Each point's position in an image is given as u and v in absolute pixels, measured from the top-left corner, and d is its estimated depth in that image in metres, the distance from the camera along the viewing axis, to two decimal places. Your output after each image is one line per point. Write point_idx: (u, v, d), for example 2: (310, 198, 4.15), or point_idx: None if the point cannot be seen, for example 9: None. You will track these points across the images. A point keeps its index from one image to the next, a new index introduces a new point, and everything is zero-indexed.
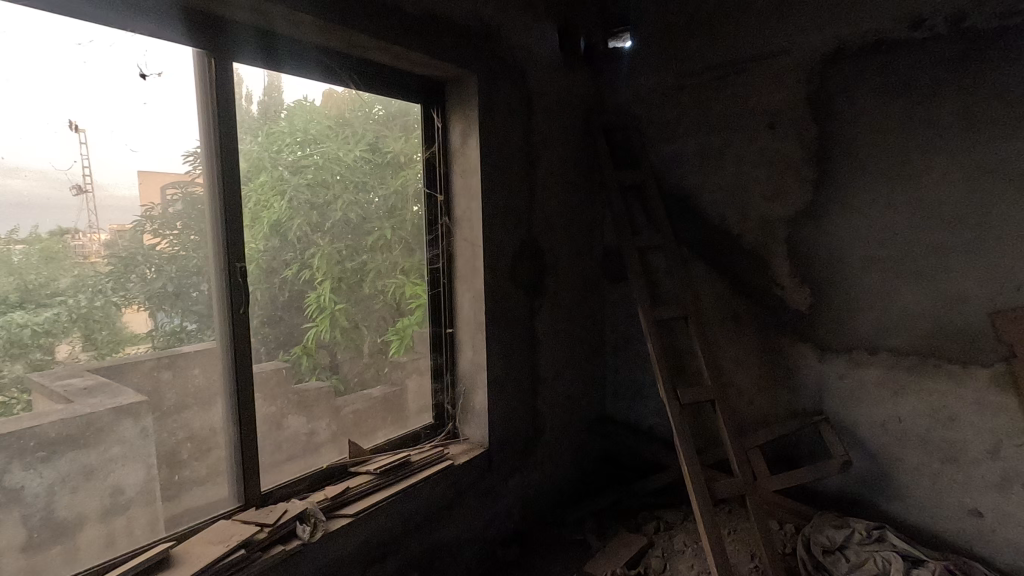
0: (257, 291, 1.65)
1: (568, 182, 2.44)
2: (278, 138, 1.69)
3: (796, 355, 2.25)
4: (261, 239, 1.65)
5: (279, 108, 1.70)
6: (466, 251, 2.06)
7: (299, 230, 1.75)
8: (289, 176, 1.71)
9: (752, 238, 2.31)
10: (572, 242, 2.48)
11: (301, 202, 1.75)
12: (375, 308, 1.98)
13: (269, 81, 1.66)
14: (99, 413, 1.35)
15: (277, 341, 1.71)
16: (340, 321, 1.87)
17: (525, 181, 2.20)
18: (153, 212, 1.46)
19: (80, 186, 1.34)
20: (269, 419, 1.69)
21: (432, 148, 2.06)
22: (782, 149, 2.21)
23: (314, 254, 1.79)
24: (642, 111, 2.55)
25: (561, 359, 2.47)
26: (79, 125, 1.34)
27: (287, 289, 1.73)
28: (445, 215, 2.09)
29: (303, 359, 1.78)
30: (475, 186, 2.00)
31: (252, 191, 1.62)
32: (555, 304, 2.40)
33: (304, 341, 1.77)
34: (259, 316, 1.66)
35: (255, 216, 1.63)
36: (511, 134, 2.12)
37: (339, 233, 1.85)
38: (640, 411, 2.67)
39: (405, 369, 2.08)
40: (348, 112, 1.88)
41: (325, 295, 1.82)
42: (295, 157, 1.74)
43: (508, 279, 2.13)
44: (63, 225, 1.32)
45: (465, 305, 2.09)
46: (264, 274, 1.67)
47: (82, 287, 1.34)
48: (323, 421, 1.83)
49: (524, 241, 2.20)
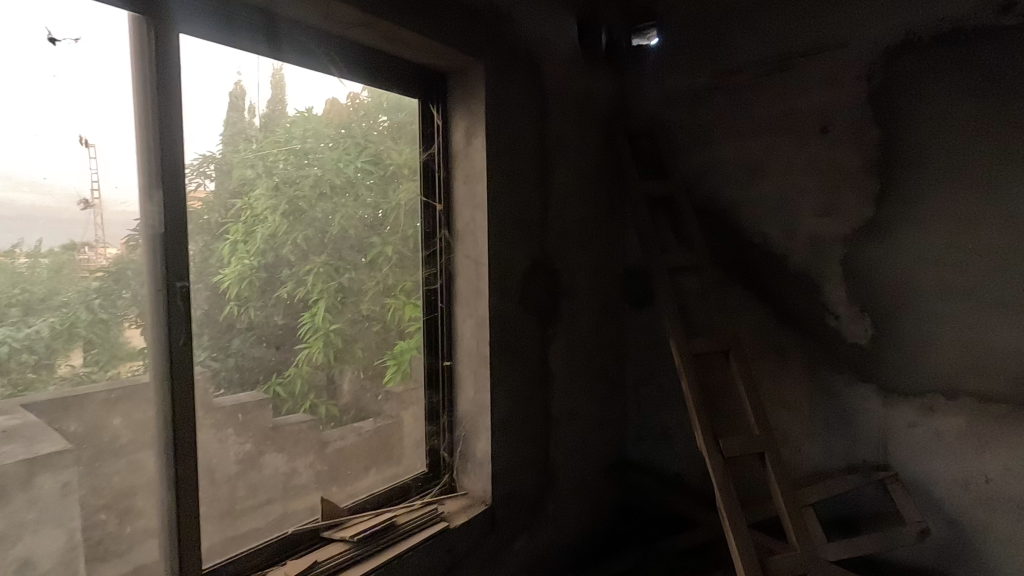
0: (201, 315, 1.29)
1: (588, 193, 2.15)
2: (275, 147, 1.42)
3: (854, 396, 1.92)
4: (203, 246, 1.28)
5: (282, 121, 1.44)
6: (468, 270, 1.75)
7: (296, 245, 1.47)
8: (285, 189, 1.44)
9: (801, 259, 2.00)
10: (591, 261, 2.17)
11: (304, 213, 1.48)
12: (372, 331, 1.67)
13: (274, 79, 1.43)
14: (7, 467, 1.03)
15: (233, 376, 1.36)
16: (335, 342, 1.57)
17: (538, 189, 1.90)
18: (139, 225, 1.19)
19: (87, 201, 1.14)
20: (245, 460, 1.38)
21: (430, 149, 1.77)
22: (839, 155, 1.91)
23: (309, 270, 1.50)
24: (670, 114, 2.26)
25: (577, 396, 2.14)
26: (91, 141, 1.14)
27: (263, 315, 1.41)
28: (445, 228, 1.79)
29: (276, 389, 1.44)
30: (481, 194, 1.70)
31: (244, 208, 1.36)
32: (572, 332, 2.09)
33: (286, 371, 1.46)
34: (204, 346, 1.29)
35: (245, 229, 1.36)
36: (523, 134, 1.83)
37: (323, 245, 1.53)
38: (665, 454, 2.34)
39: (400, 400, 1.76)
40: (351, 126, 1.60)
41: (319, 316, 1.53)
42: (292, 169, 1.46)
43: (518, 303, 1.82)
44: (73, 239, 1.12)
45: (465, 333, 1.77)
46: (197, 290, 1.28)
47: (79, 305, 1.12)
48: (306, 460, 1.51)
49: (536, 259, 1.90)
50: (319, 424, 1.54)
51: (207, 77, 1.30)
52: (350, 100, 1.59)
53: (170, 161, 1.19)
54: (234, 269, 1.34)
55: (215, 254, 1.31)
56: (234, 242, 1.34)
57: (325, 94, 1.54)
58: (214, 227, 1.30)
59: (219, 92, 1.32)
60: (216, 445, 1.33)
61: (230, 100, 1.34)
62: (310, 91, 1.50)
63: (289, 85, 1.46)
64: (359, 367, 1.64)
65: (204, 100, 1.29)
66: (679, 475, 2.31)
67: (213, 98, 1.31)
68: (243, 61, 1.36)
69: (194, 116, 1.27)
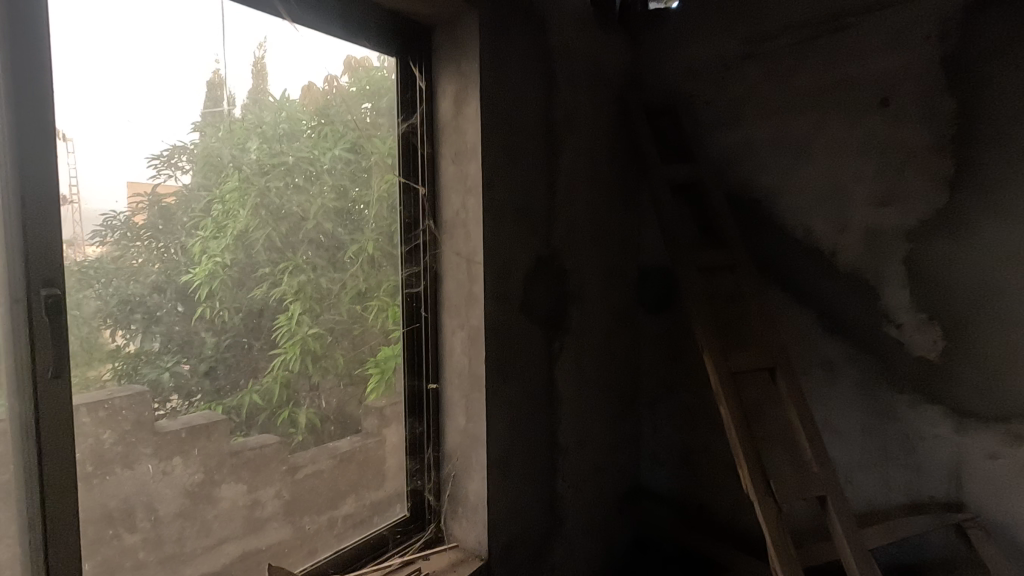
0: (138, 328, 0.99)
1: (600, 180, 1.82)
2: (244, 135, 1.14)
3: (919, 420, 1.61)
4: (155, 238, 1.02)
5: (265, 111, 1.18)
6: (457, 270, 1.41)
7: (270, 243, 1.18)
8: (256, 180, 1.16)
9: (853, 256, 1.68)
10: (603, 259, 1.85)
11: (280, 207, 1.20)
12: (341, 347, 1.32)
13: (257, 66, 1.17)
14: None
15: (194, 385, 1.07)
16: (313, 347, 1.26)
17: (544, 171, 1.57)
18: (113, 220, 0.96)
19: (66, 196, 0.90)
20: (197, 492, 1.07)
21: (411, 119, 1.43)
22: (902, 133, 1.59)
23: (284, 267, 1.20)
24: (693, 88, 1.94)
25: (587, 418, 1.81)
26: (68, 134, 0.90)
27: (223, 320, 1.11)
28: (430, 218, 1.44)
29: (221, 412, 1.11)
30: (474, 175, 1.36)
31: (217, 203, 1.10)
32: (582, 343, 1.76)
33: (231, 397, 1.13)
34: (126, 355, 0.98)
35: (216, 225, 1.09)
36: (526, 104, 1.50)
37: (297, 238, 1.22)
38: (686, 481, 2.03)
39: (379, 418, 1.41)
40: (334, 113, 1.30)
41: (296, 317, 1.23)
42: (261, 154, 1.17)
43: (520, 309, 1.49)
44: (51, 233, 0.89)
45: (456, 348, 1.43)
46: (161, 295, 1.02)
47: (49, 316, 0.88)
48: (270, 489, 1.19)
49: (541, 255, 1.56)
50: (294, 436, 1.24)
51: (181, 63, 1.06)
52: (327, 84, 1.28)
53: (38, 114, 0.84)
54: (206, 265, 1.08)
55: (186, 254, 1.05)
56: (206, 238, 1.08)
57: (300, 77, 1.24)
58: (184, 217, 1.05)
59: (193, 82, 1.08)
60: (159, 477, 1.02)
61: (208, 90, 1.10)
62: (292, 70, 1.22)
63: (271, 73, 1.19)
64: (324, 385, 1.29)
65: (121, 50, 0.98)
66: (702, 507, 2.00)
67: (183, 87, 1.06)
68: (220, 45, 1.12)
69: (155, 95, 1.02)
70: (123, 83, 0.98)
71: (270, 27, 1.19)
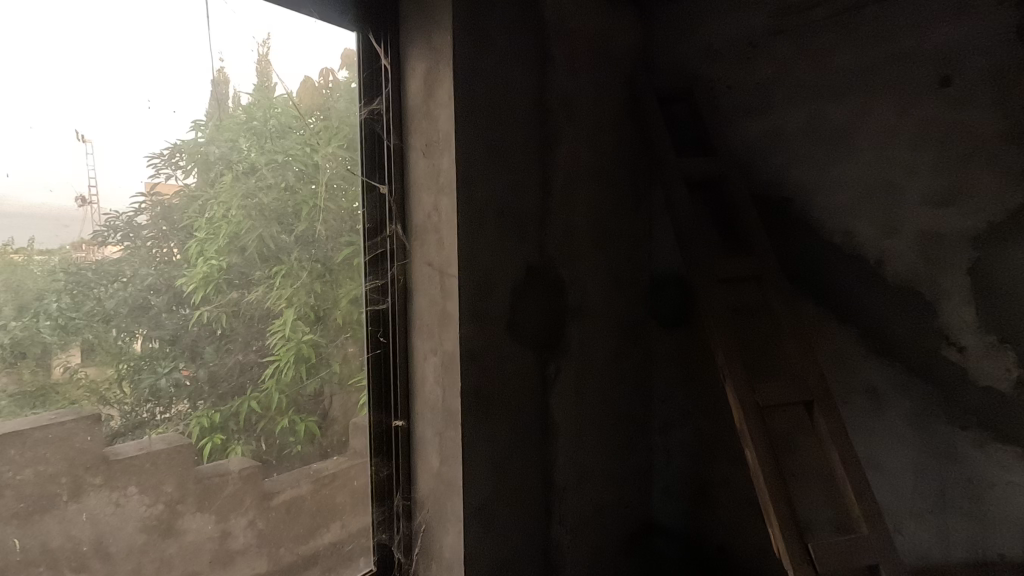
0: (139, 333, 0.96)
1: (605, 176, 1.58)
2: (240, 130, 1.07)
3: (987, 464, 1.33)
4: (156, 239, 0.97)
5: (266, 108, 1.11)
6: (428, 284, 1.19)
7: (264, 245, 1.10)
8: (253, 178, 1.08)
9: (904, 265, 1.42)
10: (608, 267, 1.61)
11: (273, 206, 1.11)
12: (298, 371, 1.15)
13: (260, 61, 1.10)
14: None
15: (193, 393, 1.02)
16: (308, 356, 1.17)
17: (537, 166, 1.34)
18: (115, 220, 0.93)
19: (84, 198, 0.91)
20: (157, 526, 0.97)
21: (375, 104, 1.21)
22: (967, 119, 1.32)
23: (276, 271, 1.12)
24: (715, 71, 1.70)
25: (590, 450, 1.57)
26: (86, 136, 0.91)
27: (220, 323, 1.05)
28: (399, 222, 1.23)
29: (207, 429, 1.04)
30: (448, 171, 1.13)
31: (212, 203, 1.03)
32: (582, 363, 1.52)
33: (228, 405, 1.06)
34: (131, 356, 0.95)
35: (210, 225, 1.03)
36: (514, 86, 1.26)
37: (291, 240, 1.14)
38: (704, 519, 1.78)
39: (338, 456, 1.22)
40: (335, 105, 1.20)
41: (291, 323, 1.14)
42: (256, 150, 1.09)
43: (505, 329, 1.25)
44: (70, 236, 0.89)
45: (429, 376, 1.20)
46: (158, 297, 0.97)
47: (58, 318, 0.87)
48: (242, 518, 1.09)
49: (532, 264, 1.33)
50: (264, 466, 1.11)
51: (183, 57, 1.02)
52: (325, 78, 1.19)
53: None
54: (202, 268, 1.02)
55: (181, 256, 1.00)
56: (199, 239, 1.02)
57: (293, 69, 1.15)
58: (181, 217, 1.00)
59: (202, 83, 1.03)
60: (111, 510, 0.92)
61: (213, 88, 1.04)
62: (293, 66, 1.15)
63: (277, 67, 1.13)
64: (285, 408, 1.14)
65: (124, 45, 0.95)
66: (721, 549, 1.74)
67: (192, 86, 1.02)
68: (225, 41, 1.06)
69: (161, 95, 0.99)
70: (137, 79, 0.96)
71: (277, 23, 1.12)
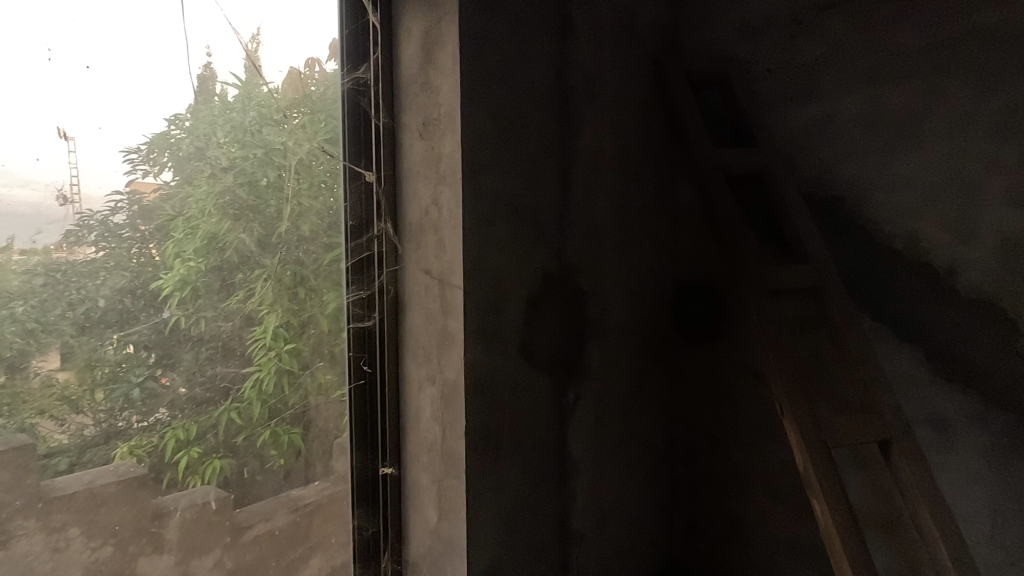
0: (115, 339, 0.78)
1: (629, 170, 1.36)
2: (218, 114, 0.88)
3: None
4: (136, 237, 0.80)
5: (247, 104, 0.91)
6: (425, 297, 0.96)
7: (243, 245, 0.90)
8: (237, 166, 0.89)
9: (982, 275, 1.20)
10: (632, 275, 1.39)
11: (256, 198, 0.91)
12: (281, 386, 0.94)
13: (248, 55, 0.91)
14: None
15: (172, 400, 0.83)
16: (288, 367, 0.95)
17: (555, 154, 1.11)
18: (89, 218, 0.77)
19: (66, 195, 0.76)
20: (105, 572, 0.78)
21: (362, 74, 0.98)
22: None
23: (258, 274, 0.91)
24: (753, 53, 1.48)
25: (611, 488, 1.35)
26: (68, 132, 0.76)
27: (200, 343, 0.86)
28: (389, 218, 0.99)
29: (184, 442, 0.84)
30: (450, 156, 0.90)
31: (190, 196, 0.85)
32: (602, 388, 1.29)
33: (204, 417, 0.86)
34: (107, 361, 0.78)
35: (187, 225, 0.85)
36: (529, 56, 1.04)
37: (275, 239, 0.93)
38: (736, 563, 1.54)
39: (318, 502, 1.00)
40: (318, 78, 0.98)
41: (272, 332, 0.93)
42: (233, 131, 0.89)
43: (517, 350, 1.02)
44: (48, 234, 0.74)
45: (425, 411, 0.97)
46: (135, 299, 0.80)
47: (27, 322, 0.72)
48: (207, 559, 0.87)
49: (549, 272, 1.11)
50: (217, 517, 0.88)
51: (162, 49, 0.84)
52: (312, 68, 0.97)
53: None
54: (178, 272, 0.84)
55: (159, 258, 0.82)
56: (173, 240, 0.83)
57: (278, 57, 0.94)
58: (157, 215, 0.82)
59: (181, 70, 0.85)
60: (47, 557, 0.74)
61: (198, 85, 0.87)
62: (282, 57, 0.95)
63: (267, 60, 0.93)
64: (246, 440, 0.91)
65: (106, 35, 0.79)
66: None
67: (173, 75, 0.85)
68: (214, 33, 0.88)
69: (149, 82, 0.82)
70: (124, 71, 0.80)
71: (270, 14, 0.93)
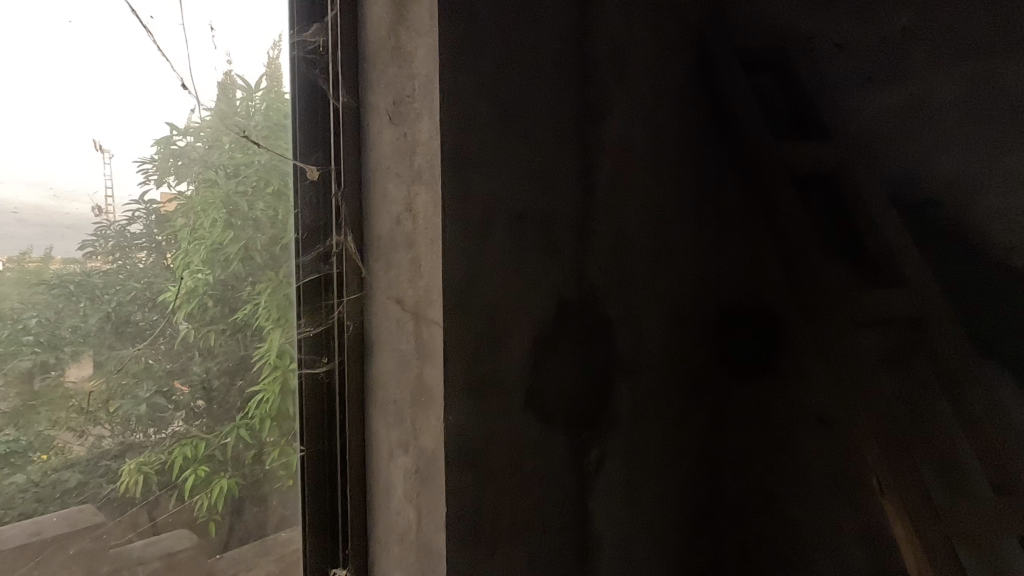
0: (136, 357, 0.67)
1: (666, 167, 1.11)
2: (227, 119, 0.73)
3: None
4: (151, 249, 0.68)
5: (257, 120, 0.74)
6: (396, 335, 0.71)
7: (251, 259, 0.74)
8: (247, 169, 0.74)
9: None
10: (670, 297, 1.13)
11: (266, 206, 0.75)
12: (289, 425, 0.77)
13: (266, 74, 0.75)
14: None
15: (190, 421, 0.71)
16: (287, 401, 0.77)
17: (571, 147, 0.86)
18: (107, 228, 0.65)
19: (100, 206, 0.65)
20: None
21: (316, 40, 0.74)
22: None
23: (263, 287, 0.75)
24: (820, 25, 1.20)
25: (647, 561, 1.08)
26: (109, 150, 0.66)
27: (211, 367, 0.72)
28: (350, 229, 0.74)
29: (192, 459, 0.71)
30: (427, 145, 0.66)
31: (201, 204, 0.72)
32: (634, 442, 1.03)
33: (217, 432, 0.73)
34: (129, 374, 0.66)
35: (193, 237, 0.71)
36: (537, 17, 0.79)
37: (280, 252, 0.76)
38: None
39: None
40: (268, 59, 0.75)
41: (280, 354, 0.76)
42: (246, 130, 0.74)
43: (520, 403, 0.77)
44: (83, 242, 0.64)
45: (397, 489, 0.72)
46: (149, 315, 0.68)
47: (51, 334, 0.61)
48: None
49: (565, 299, 0.85)
50: None
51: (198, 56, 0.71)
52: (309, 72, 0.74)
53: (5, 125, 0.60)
54: (189, 286, 0.71)
55: (172, 272, 0.69)
56: (182, 254, 0.70)
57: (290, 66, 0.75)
58: (170, 226, 0.69)
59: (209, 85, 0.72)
60: None
61: (223, 99, 0.73)
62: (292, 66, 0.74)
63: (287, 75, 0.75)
64: (142, 528, 0.68)
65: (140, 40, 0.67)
66: None
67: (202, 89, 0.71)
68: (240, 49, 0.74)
69: (149, 83, 0.68)
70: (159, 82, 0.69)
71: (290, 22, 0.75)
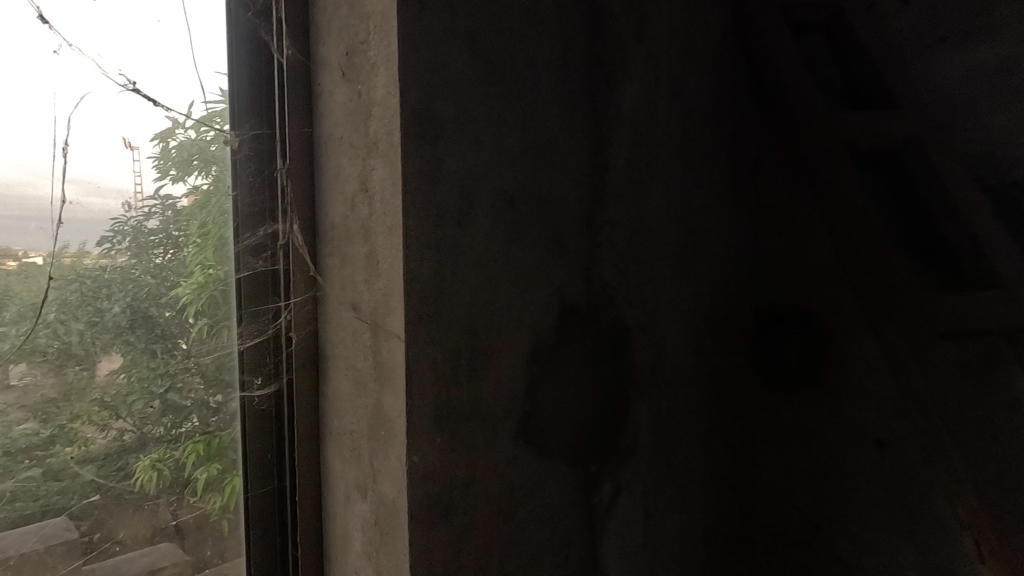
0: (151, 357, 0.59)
1: (696, 144, 0.94)
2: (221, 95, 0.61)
3: None
4: (169, 247, 0.60)
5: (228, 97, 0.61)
6: (352, 350, 0.57)
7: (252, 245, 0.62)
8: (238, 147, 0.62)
9: None
10: (700, 298, 0.96)
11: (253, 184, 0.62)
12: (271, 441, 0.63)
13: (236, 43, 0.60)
14: None
15: (206, 425, 0.62)
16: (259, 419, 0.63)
17: (578, 116, 0.70)
18: (125, 223, 0.58)
19: (131, 203, 0.59)
20: None
21: None
22: None
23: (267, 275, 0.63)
24: None
25: None
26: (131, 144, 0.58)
27: (221, 356, 0.63)
28: (298, 216, 0.60)
29: (205, 456, 0.62)
30: (383, 104, 0.51)
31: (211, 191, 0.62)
32: (656, 470, 0.86)
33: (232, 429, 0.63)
34: (148, 375, 0.59)
35: (202, 226, 0.61)
36: None
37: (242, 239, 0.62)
38: None
39: None
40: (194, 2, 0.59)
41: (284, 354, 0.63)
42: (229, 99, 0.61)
43: (510, 432, 0.62)
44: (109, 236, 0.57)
45: (354, 540, 0.58)
46: (165, 313, 0.60)
47: (74, 336, 0.55)
48: None
49: (570, 301, 0.70)
50: None
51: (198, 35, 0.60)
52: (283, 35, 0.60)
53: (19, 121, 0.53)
54: (202, 281, 0.61)
55: (183, 264, 0.60)
56: (192, 246, 0.61)
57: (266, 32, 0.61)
58: (185, 215, 0.60)
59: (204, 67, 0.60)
60: None
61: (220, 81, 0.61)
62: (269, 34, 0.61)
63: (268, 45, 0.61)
64: None
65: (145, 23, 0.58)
66: None
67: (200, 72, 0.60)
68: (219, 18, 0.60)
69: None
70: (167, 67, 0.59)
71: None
